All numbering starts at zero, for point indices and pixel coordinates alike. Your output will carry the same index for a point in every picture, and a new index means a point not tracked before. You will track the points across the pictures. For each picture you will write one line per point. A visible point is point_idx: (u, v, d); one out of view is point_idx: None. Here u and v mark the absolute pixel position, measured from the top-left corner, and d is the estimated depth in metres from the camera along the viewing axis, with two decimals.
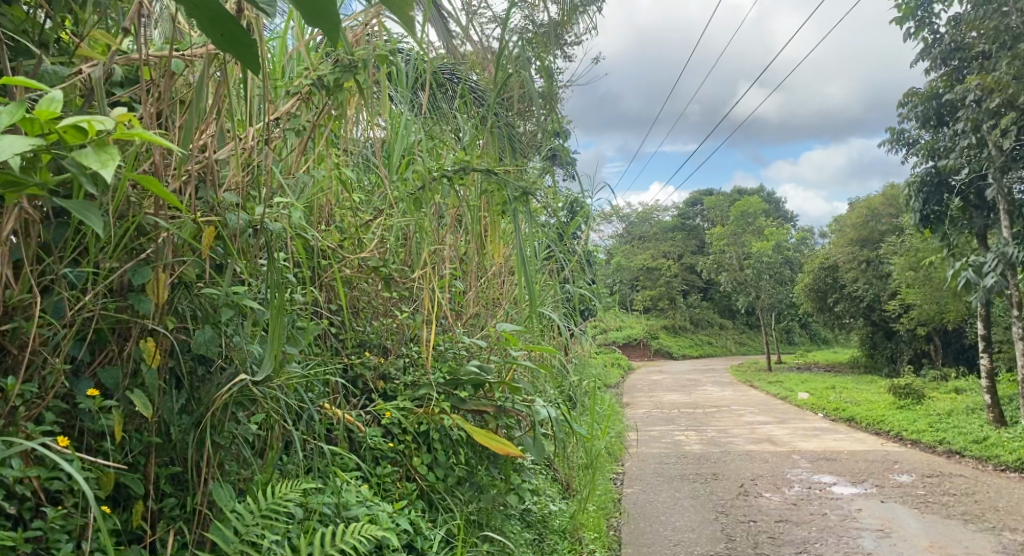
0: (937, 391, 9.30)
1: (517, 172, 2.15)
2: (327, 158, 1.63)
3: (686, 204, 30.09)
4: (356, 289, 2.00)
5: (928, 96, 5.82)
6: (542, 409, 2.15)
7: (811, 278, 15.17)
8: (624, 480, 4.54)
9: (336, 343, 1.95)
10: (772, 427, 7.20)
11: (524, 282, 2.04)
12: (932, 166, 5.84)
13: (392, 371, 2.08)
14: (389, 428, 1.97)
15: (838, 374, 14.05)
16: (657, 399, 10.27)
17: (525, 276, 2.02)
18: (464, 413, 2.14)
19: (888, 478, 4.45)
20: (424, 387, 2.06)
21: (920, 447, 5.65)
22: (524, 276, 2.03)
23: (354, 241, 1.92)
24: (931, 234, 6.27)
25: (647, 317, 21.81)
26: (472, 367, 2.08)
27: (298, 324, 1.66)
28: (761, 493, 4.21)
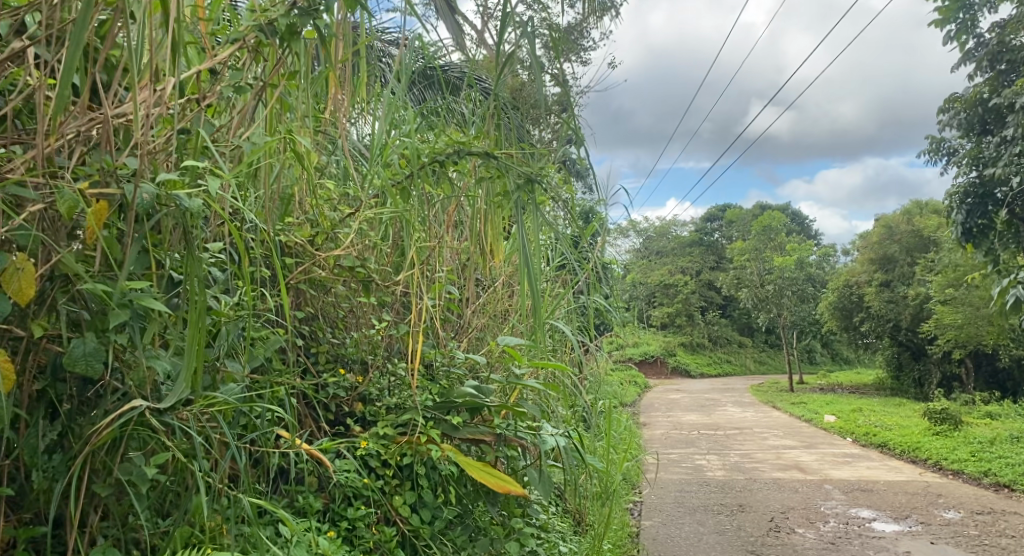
0: (972, 416, 8.83)
1: (523, 158, 1.84)
2: (282, 126, 1.33)
3: (705, 221, 29.69)
4: (331, 294, 1.72)
5: (972, 102, 5.46)
6: (551, 438, 1.85)
7: (837, 296, 14.66)
8: (641, 511, 4.18)
9: (306, 361, 1.66)
10: (800, 452, 6.79)
11: (530, 287, 1.75)
12: (976, 176, 5.46)
13: (372, 393, 1.77)
14: (365, 461, 1.67)
15: (864, 396, 13.52)
16: (676, 420, 9.88)
17: (530, 280, 1.73)
18: (457, 443, 1.84)
19: (933, 515, 4.04)
20: (408, 411, 1.75)
21: (964, 478, 5.22)
22: (530, 280, 1.74)
23: (327, 237, 1.67)
24: (973, 251, 5.84)
25: (664, 334, 21.35)
26: (466, 388, 1.78)
27: (248, 333, 1.38)
28: (794, 529, 3.83)
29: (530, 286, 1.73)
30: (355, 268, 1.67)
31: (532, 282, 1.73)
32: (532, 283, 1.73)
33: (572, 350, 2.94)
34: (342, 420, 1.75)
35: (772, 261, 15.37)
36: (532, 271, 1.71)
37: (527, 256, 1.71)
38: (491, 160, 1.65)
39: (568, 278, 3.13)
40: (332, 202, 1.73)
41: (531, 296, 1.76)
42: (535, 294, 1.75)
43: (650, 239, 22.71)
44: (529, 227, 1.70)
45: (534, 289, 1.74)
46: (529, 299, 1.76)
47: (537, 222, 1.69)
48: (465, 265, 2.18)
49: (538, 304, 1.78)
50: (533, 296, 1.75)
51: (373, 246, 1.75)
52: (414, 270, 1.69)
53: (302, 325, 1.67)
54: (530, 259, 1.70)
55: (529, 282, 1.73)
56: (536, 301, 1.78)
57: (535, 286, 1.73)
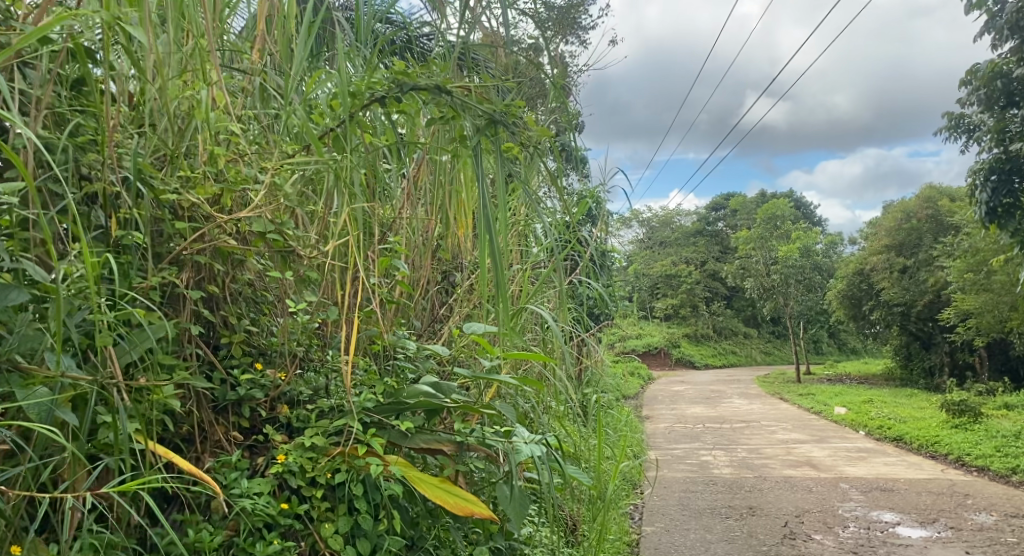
0: (990, 408, 8.46)
1: (485, 93, 1.46)
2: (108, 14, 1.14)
3: (709, 210, 29.20)
4: (244, 269, 1.39)
5: (992, 75, 5.02)
6: (525, 445, 1.54)
7: (845, 285, 14.26)
8: (642, 515, 3.85)
9: (208, 353, 1.33)
10: (811, 447, 6.45)
11: (495, 258, 1.36)
12: (1002, 152, 5.06)
13: (301, 393, 1.44)
14: (285, 479, 1.33)
15: (875, 386, 13.15)
16: (680, 413, 9.53)
17: (493, 247, 1.35)
18: (407, 455, 1.50)
19: (964, 518, 3.68)
20: (343, 417, 1.41)
21: (990, 475, 4.86)
22: (495, 251, 1.36)
23: (237, 196, 1.34)
24: (998, 232, 5.45)
25: (668, 325, 20.94)
26: (419, 387, 1.45)
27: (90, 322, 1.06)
28: (811, 535, 3.49)
29: (493, 258, 1.35)
30: (268, 236, 1.31)
31: (496, 251, 1.35)
32: (496, 252, 1.35)
33: (560, 341, 2.61)
34: (259, 429, 1.41)
35: (778, 250, 14.98)
36: (496, 235, 1.35)
37: (490, 217, 1.34)
38: (444, 97, 1.29)
39: (553, 256, 2.76)
40: (248, 156, 1.39)
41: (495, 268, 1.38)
42: (502, 270, 1.38)
43: (652, 228, 22.26)
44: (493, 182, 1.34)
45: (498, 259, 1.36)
46: (493, 274, 1.39)
47: (504, 176, 1.32)
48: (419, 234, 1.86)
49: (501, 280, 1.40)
50: (498, 268, 1.36)
51: (296, 207, 1.40)
52: (345, 236, 1.34)
53: (204, 309, 1.34)
54: (494, 220, 1.33)
55: (492, 251, 1.35)
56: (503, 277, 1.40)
57: (501, 258, 1.35)
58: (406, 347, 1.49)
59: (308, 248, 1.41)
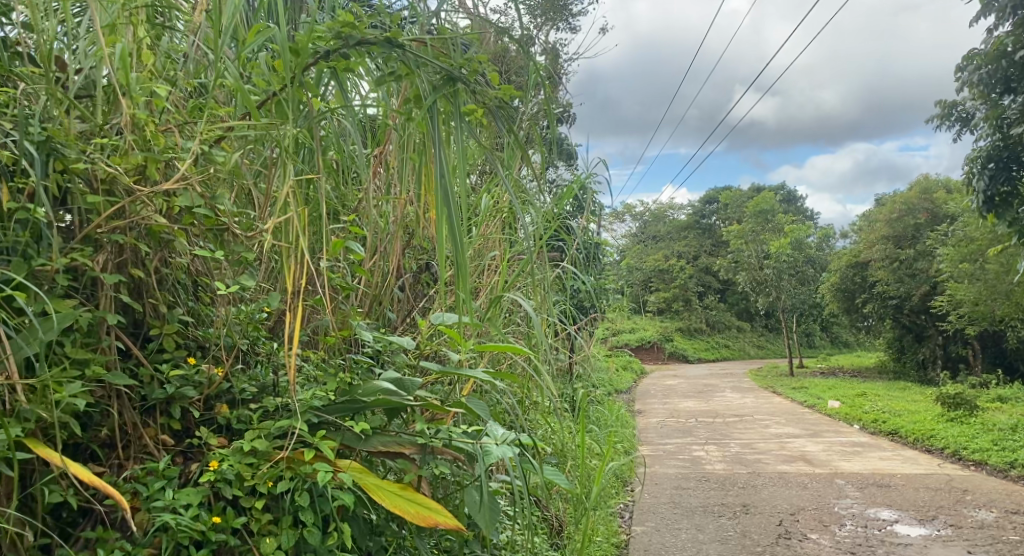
0: (984, 400, 8.37)
1: (443, 47, 1.32)
2: None
3: (702, 202, 29.08)
4: (174, 251, 1.24)
5: (996, 54, 4.81)
6: (495, 447, 1.40)
7: (838, 278, 14.17)
8: (632, 513, 3.71)
9: (131, 346, 1.18)
10: (805, 442, 6.33)
11: (453, 235, 1.17)
12: (1000, 138, 4.93)
13: (241, 390, 1.29)
14: (217, 489, 1.17)
15: (868, 379, 13.09)
16: (672, 408, 9.42)
17: (449, 218, 1.15)
18: (363, 459, 1.35)
19: (963, 515, 3.56)
20: (287, 418, 1.25)
21: (987, 470, 4.75)
22: (452, 225, 1.16)
23: (165, 166, 1.19)
24: (995, 222, 5.31)
25: (660, 319, 20.86)
26: (379, 383, 1.30)
27: None
28: (806, 534, 3.36)
29: (450, 234, 1.16)
30: (196, 210, 1.15)
31: (454, 225, 1.16)
32: (452, 222, 1.16)
33: (540, 332, 2.47)
34: (193, 431, 1.25)
35: (769, 243, 14.90)
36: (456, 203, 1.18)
37: (450, 185, 1.17)
38: (396, 51, 1.15)
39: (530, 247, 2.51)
40: (182, 125, 1.24)
41: (452, 248, 1.18)
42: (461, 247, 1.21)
43: (644, 222, 22.11)
44: (454, 141, 1.18)
45: (457, 238, 1.16)
46: (441, 255, 1.20)
47: (466, 137, 1.18)
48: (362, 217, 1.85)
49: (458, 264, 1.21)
50: (456, 248, 1.17)
51: (233, 180, 1.25)
52: (281, 209, 1.17)
53: (127, 295, 1.19)
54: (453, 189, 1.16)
55: (448, 223, 1.16)
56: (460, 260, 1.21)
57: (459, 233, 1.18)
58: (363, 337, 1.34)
59: (245, 226, 1.25)
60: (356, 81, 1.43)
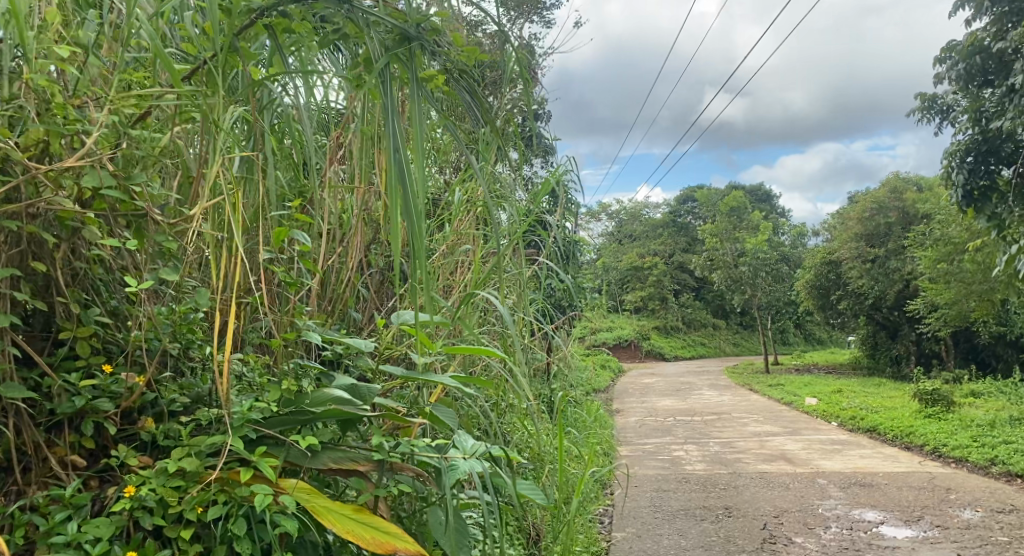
0: (958, 396, 8.43)
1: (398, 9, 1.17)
2: None
3: (677, 200, 29.19)
4: (87, 242, 1.06)
5: (972, 49, 4.84)
6: (463, 460, 1.27)
7: (813, 275, 14.25)
8: (612, 518, 3.58)
9: (32, 353, 1.00)
10: (785, 440, 6.28)
11: (409, 216, 1.00)
12: (979, 132, 4.92)
13: (170, 403, 1.12)
14: (135, 519, 1.01)
15: (843, 376, 13.18)
16: (650, 406, 9.35)
17: (405, 197, 0.98)
18: (312, 479, 1.20)
19: (950, 515, 3.49)
20: (220, 434, 1.08)
21: (967, 467, 4.72)
22: (408, 203, 0.99)
23: (71, 140, 1.01)
24: (974, 216, 5.29)
25: (637, 317, 20.86)
26: (330, 392, 1.15)
27: None
28: (792, 538, 3.26)
29: (406, 216, 1.00)
30: (105, 192, 0.98)
31: (409, 204, 1.00)
32: (408, 201, 0.99)
33: (513, 335, 2.33)
34: (111, 450, 1.08)
35: (744, 241, 14.96)
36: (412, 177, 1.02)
37: (405, 159, 1.01)
38: (340, 6, 0.99)
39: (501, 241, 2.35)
40: (93, 93, 1.07)
41: (408, 232, 1.02)
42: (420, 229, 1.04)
43: (620, 220, 22.07)
44: (412, 108, 1.02)
45: (414, 220, 0.99)
46: (393, 237, 1.03)
47: (424, 104, 1.02)
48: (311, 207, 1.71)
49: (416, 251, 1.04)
50: (412, 232, 1.01)
51: (156, 159, 1.08)
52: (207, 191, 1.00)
53: (29, 293, 1.01)
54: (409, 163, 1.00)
55: (402, 202, 0.99)
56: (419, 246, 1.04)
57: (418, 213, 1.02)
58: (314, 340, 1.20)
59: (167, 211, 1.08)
60: (304, 48, 1.27)
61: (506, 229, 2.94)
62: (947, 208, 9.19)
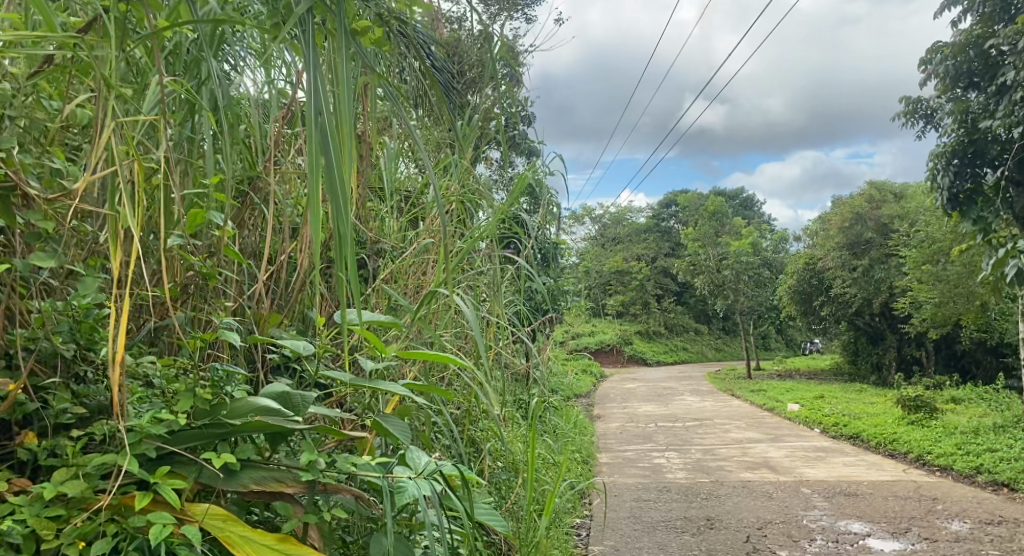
0: (941, 403, 8.38)
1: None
2: None
3: (661, 205, 29.16)
4: None
5: (964, 45, 4.74)
6: (412, 481, 1.09)
7: (795, 281, 14.24)
8: (590, 530, 3.43)
9: None
10: (767, 447, 6.17)
11: (332, 189, 0.88)
12: (965, 134, 4.82)
13: (64, 414, 0.95)
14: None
15: (824, 382, 13.17)
16: (632, 411, 9.24)
17: (329, 162, 0.87)
18: (231, 503, 1.03)
19: (937, 527, 3.38)
20: (116, 452, 0.91)
21: (953, 475, 4.63)
22: (331, 174, 0.87)
23: None
24: (959, 220, 5.23)
25: (619, 322, 20.80)
26: (255, 402, 0.99)
27: None
28: (776, 551, 3.13)
29: (327, 188, 0.87)
30: None
31: (331, 172, 0.87)
32: (330, 170, 0.87)
33: (482, 339, 2.17)
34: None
35: (727, 245, 14.95)
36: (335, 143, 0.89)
37: (330, 124, 0.90)
38: None
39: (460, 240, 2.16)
40: None
41: (331, 208, 0.89)
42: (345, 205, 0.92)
43: (604, 224, 22.02)
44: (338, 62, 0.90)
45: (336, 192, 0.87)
46: (315, 213, 0.90)
47: (352, 57, 0.90)
48: (243, 196, 1.58)
49: (341, 231, 0.91)
50: (336, 207, 0.88)
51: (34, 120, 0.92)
52: (96, 155, 0.87)
53: None
54: (331, 127, 0.88)
55: (323, 170, 0.87)
56: (346, 225, 0.91)
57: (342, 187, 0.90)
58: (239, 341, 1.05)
59: (46, 183, 0.95)
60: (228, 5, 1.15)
61: (480, 226, 2.79)
62: (930, 214, 9.17)
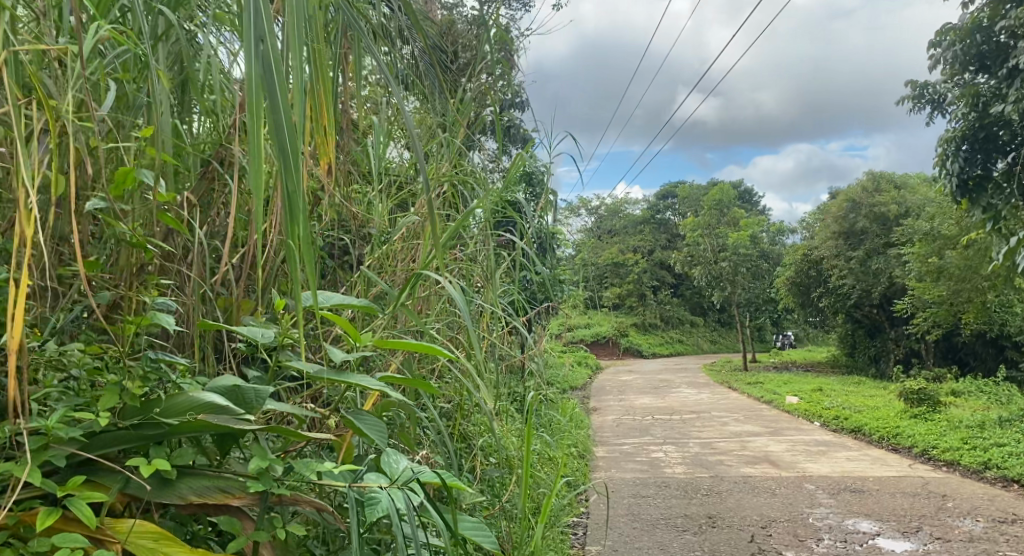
0: (942, 396, 8.26)
1: None
2: None
3: (658, 197, 28.96)
4: None
5: (971, 29, 4.59)
6: (383, 491, 0.93)
7: (793, 272, 14.10)
8: (587, 529, 3.28)
9: None
10: (768, 441, 6.03)
11: (278, 135, 0.76)
12: (976, 119, 4.67)
13: None
14: None
15: (822, 375, 13.06)
16: (628, 404, 9.12)
17: (272, 99, 0.75)
18: (167, 521, 0.86)
19: (949, 526, 3.24)
20: (19, 459, 0.75)
21: (961, 471, 4.49)
22: (277, 116, 0.76)
23: None
24: (967, 208, 5.08)
25: (615, 314, 20.69)
26: (192, 396, 0.84)
27: None
28: (782, 552, 2.98)
29: (272, 126, 0.76)
30: None
31: (278, 105, 0.76)
32: (277, 112, 0.76)
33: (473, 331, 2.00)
34: None
35: (724, 237, 14.81)
36: (281, 77, 0.79)
37: (275, 59, 0.79)
38: None
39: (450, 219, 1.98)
40: None
41: (277, 162, 0.77)
42: (295, 156, 0.80)
43: (601, 215, 21.76)
44: None
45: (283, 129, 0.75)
46: (255, 167, 0.77)
47: None
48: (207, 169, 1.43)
49: (290, 186, 0.78)
50: (282, 161, 0.76)
51: None
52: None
53: None
54: (278, 54, 0.79)
55: (267, 102, 0.76)
56: (295, 181, 0.79)
57: (291, 130, 0.78)
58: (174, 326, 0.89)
59: None
60: None
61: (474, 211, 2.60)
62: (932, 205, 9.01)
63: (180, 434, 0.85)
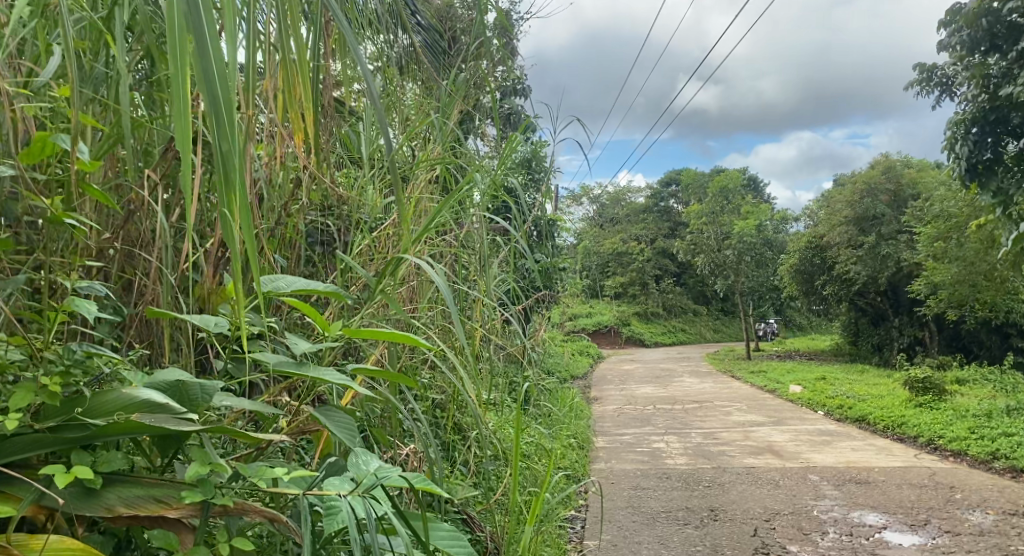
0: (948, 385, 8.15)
1: None
2: None
3: (660, 184, 28.75)
4: None
5: (979, 12, 4.44)
6: (343, 499, 0.84)
7: (797, 260, 13.94)
8: (585, 522, 3.20)
9: None
10: (771, 431, 5.94)
11: (205, 83, 0.65)
12: (986, 101, 4.53)
13: None
14: None
15: (826, 363, 12.95)
16: (630, 393, 9.02)
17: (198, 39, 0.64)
18: (95, 536, 0.77)
19: (958, 519, 3.14)
20: None
21: (968, 461, 4.39)
22: (204, 61, 0.65)
23: None
24: (976, 193, 4.95)
25: (618, 303, 20.55)
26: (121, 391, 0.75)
27: None
28: (786, 546, 2.89)
29: (198, 68, 0.65)
30: None
31: (206, 48, 0.65)
32: (205, 57, 0.65)
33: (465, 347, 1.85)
34: None
35: (728, 224, 14.65)
36: (210, 17, 0.70)
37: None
38: None
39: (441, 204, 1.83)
40: None
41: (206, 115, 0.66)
42: (228, 110, 0.70)
43: (603, 203, 21.59)
44: None
45: (211, 71, 0.65)
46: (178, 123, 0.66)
47: None
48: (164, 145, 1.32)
49: (221, 146, 0.67)
50: (211, 113, 0.65)
51: None
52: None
53: None
54: None
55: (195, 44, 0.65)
56: (228, 140, 0.68)
57: (223, 78, 0.68)
58: (95, 312, 0.86)
59: None
60: None
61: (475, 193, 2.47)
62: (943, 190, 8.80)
63: (108, 437, 0.76)
